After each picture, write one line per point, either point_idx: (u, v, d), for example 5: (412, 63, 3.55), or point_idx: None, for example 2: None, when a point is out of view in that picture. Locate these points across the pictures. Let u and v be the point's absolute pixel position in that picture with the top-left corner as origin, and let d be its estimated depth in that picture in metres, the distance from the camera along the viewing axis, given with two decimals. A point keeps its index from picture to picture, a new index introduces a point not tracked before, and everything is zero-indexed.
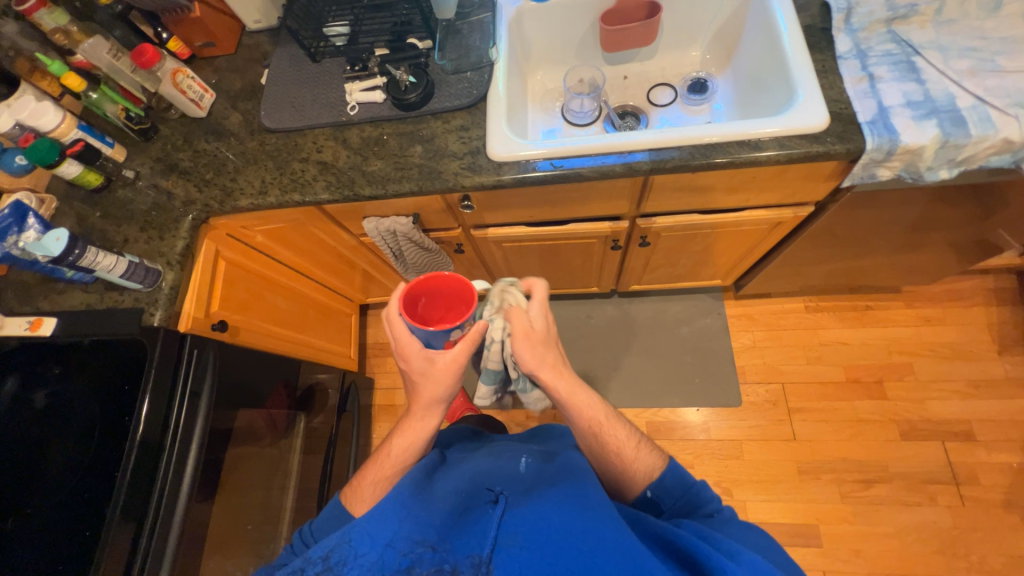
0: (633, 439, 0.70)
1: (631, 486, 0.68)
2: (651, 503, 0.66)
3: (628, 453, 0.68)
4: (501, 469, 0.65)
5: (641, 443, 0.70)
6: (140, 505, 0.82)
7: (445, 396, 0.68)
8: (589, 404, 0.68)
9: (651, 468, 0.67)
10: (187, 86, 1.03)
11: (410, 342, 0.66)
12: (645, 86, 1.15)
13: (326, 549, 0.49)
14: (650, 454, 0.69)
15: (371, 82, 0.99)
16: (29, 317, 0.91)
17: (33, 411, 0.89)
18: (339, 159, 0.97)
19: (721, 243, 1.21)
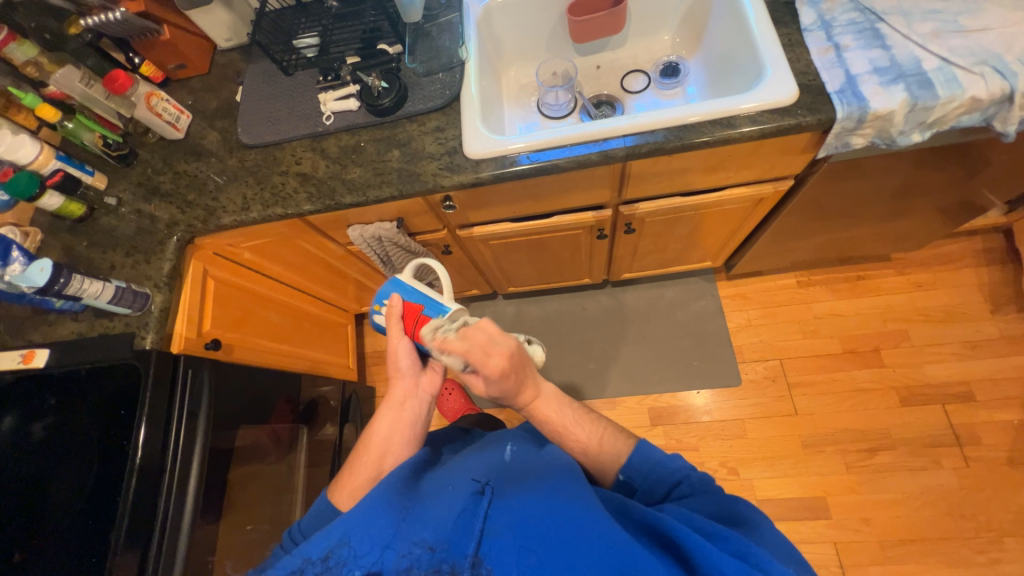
0: (598, 433, 0.73)
1: (604, 473, 0.70)
2: (624, 485, 0.69)
3: (593, 447, 0.71)
4: (491, 459, 0.65)
5: (609, 430, 0.73)
6: (144, 527, 0.82)
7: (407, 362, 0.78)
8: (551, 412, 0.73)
9: (617, 454, 0.70)
10: (162, 109, 1.04)
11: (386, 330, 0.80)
12: (618, 74, 1.15)
13: (320, 547, 0.51)
14: (617, 440, 0.72)
15: (344, 90, 1.00)
16: (20, 349, 0.93)
17: (32, 443, 0.89)
18: (318, 170, 0.98)
19: (706, 224, 1.22)
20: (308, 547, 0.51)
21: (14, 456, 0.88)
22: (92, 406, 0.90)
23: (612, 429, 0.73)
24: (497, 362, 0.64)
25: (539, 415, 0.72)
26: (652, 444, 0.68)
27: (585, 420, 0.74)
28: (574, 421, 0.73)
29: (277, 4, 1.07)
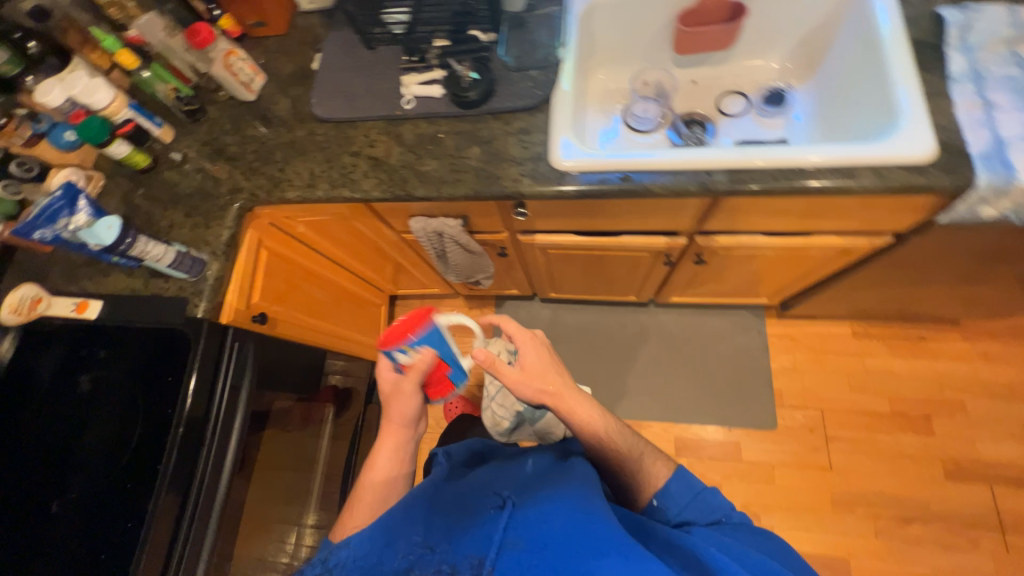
0: (638, 448, 0.76)
1: (638, 494, 0.73)
2: (657, 510, 0.71)
3: (631, 461, 0.75)
4: (506, 475, 0.70)
5: (650, 451, 0.77)
6: (182, 495, 0.81)
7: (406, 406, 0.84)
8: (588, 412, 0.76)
9: (656, 475, 0.73)
10: (238, 69, 1.00)
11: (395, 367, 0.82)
12: (715, 93, 1.07)
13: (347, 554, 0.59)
14: (658, 463, 0.75)
15: (429, 75, 0.94)
16: (75, 298, 0.93)
17: (77, 394, 0.88)
18: (392, 157, 0.93)
19: (779, 265, 1.14)
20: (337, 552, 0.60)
21: (56, 405, 0.87)
22: (136, 366, 0.88)
23: (651, 449, 0.77)
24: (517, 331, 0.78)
25: (579, 417, 0.75)
26: (694, 473, 0.71)
27: (619, 432, 0.77)
28: (611, 431, 0.76)
29: None
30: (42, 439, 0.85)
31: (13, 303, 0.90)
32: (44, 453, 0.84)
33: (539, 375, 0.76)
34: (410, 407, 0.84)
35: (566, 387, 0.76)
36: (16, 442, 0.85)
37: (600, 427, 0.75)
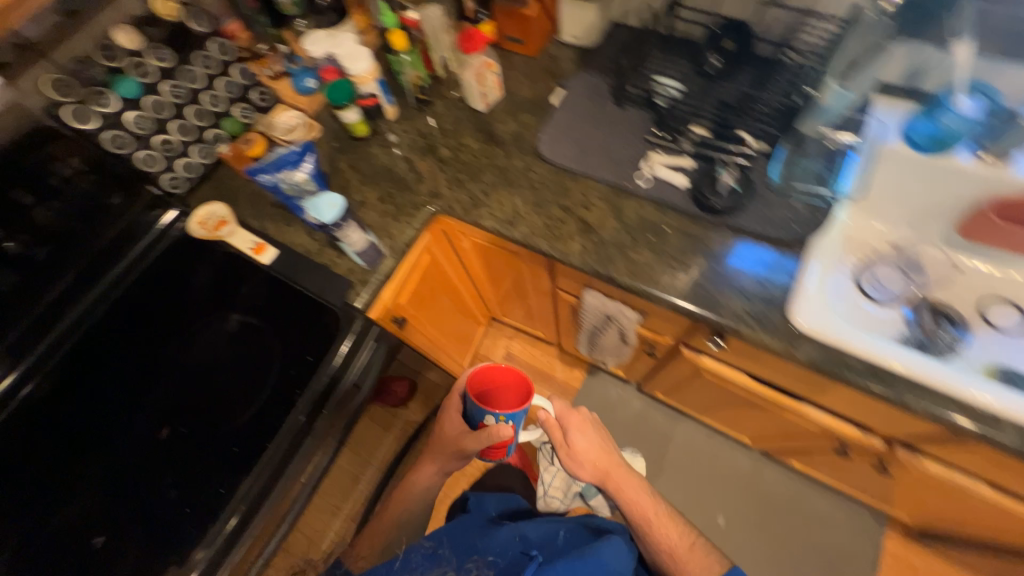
0: (686, 540, 0.85)
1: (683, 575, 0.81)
2: None
3: (679, 551, 0.83)
4: (543, 539, 0.93)
5: (698, 542, 0.85)
6: (261, 488, 0.75)
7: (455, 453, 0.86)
8: (637, 497, 0.87)
9: (704, 567, 0.81)
10: (486, 81, 0.98)
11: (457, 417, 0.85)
12: (982, 292, 0.88)
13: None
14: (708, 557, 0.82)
15: (678, 161, 0.86)
16: (255, 238, 0.94)
17: (224, 331, 0.88)
18: (605, 229, 0.85)
19: (976, 513, 0.93)
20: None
21: (199, 327, 0.88)
22: (284, 326, 0.87)
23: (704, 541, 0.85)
24: (576, 416, 0.88)
25: (627, 497, 0.87)
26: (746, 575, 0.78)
27: (666, 518, 0.87)
28: (662, 517, 0.87)
29: (655, 50, 1.00)
30: (179, 360, 0.86)
31: (203, 217, 0.94)
32: (172, 367, 0.85)
33: (592, 457, 0.87)
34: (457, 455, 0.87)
35: (616, 470, 0.88)
36: (153, 343, 0.87)
37: (649, 510, 0.87)
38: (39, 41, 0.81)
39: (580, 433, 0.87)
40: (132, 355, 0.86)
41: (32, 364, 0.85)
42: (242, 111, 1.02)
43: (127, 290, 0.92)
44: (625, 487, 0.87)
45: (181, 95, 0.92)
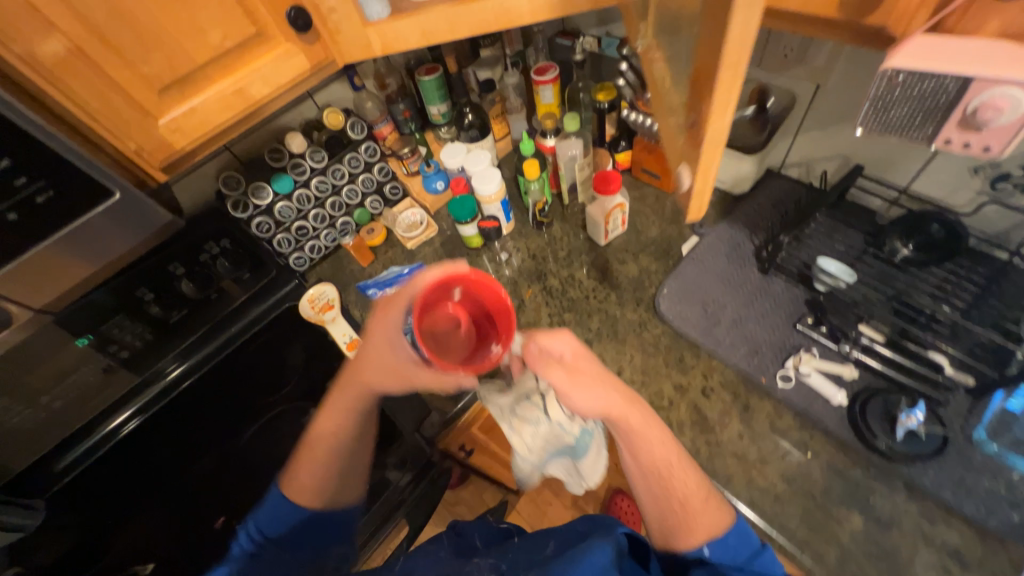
0: (702, 488, 0.54)
1: (683, 534, 0.52)
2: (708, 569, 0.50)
3: (693, 507, 0.52)
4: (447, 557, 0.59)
5: (710, 500, 0.54)
6: None
7: (382, 376, 0.54)
8: (660, 443, 0.54)
9: (716, 522, 0.52)
10: (613, 219, 0.91)
11: (405, 352, 0.52)
12: None
13: (270, 526, 0.56)
14: (717, 510, 0.53)
15: (835, 369, 0.70)
16: (352, 333, 0.92)
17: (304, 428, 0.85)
18: (726, 432, 0.70)
19: None
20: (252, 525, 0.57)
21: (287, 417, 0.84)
22: None
23: (716, 498, 0.54)
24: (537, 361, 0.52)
25: (639, 450, 0.54)
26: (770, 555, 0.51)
27: (685, 463, 0.56)
28: (680, 461, 0.55)
29: (823, 214, 0.84)
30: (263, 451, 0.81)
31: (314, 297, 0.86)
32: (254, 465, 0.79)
33: (596, 391, 0.52)
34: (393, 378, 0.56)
35: (628, 410, 0.53)
36: (240, 416, 0.79)
37: (672, 453, 0.55)
38: (229, 140, 0.92)
39: (567, 357, 0.54)
40: (220, 417, 0.77)
41: (198, 359, 0.77)
42: (373, 202, 1.08)
43: (258, 345, 0.82)
44: (639, 430, 0.54)
45: (324, 189, 0.98)
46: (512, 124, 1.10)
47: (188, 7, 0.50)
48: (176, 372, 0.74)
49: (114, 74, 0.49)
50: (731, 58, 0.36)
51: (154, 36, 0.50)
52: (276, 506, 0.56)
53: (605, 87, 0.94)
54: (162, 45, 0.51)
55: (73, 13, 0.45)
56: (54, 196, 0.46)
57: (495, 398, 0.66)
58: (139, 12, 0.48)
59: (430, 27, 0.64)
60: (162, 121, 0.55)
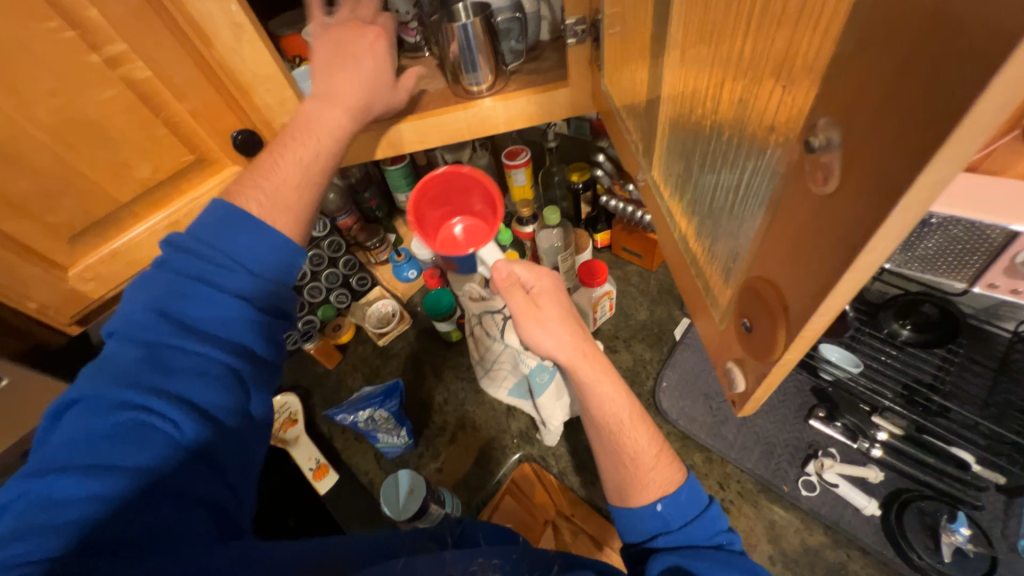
0: (659, 444, 0.51)
1: (637, 491, 0.49)
2: (654, 520, 0.47)
3: (644, 461, 0.49)
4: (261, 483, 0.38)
5: (662, 448, 0.51)
6: None
7: (342, 105, 0.50)
8: (613, 398, 0.51)
9: (665, 477, 0.49)
10: (600, 307, 0.85)
11: (364, 63, 0.51)
12: None
13: (206, 286, 0.41)
14: (669, 465, 0.50)
15: (860, 472, 0.65)
16: (321, 457, 0.81)
17: None
18: (755, 557, 0.63)
19: None
20: (174, 258, 0.42)
21: None
22: None
23: (662, 452, 0.51)
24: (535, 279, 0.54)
25: (597, 394, 0.50)
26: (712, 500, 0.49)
27: (640, 419, 0.52)
28: (632, 414, 0.51)
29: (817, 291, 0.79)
30: None
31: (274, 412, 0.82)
32: None
33: (559, 328, 0.51)
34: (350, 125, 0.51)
35: (579, 352, 0.51)
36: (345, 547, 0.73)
37: (625, 410, 0.51)
38: None
39: (537, 292, 0.53)
40: None
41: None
42: (339, 296, 0.98)
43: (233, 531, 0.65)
44: (602, 376, 0.51)
45: None
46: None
47: (111, 145, 0.43)
48: None
49: (7, 229, 0.40)
50: (914, 203, 0.15)
51: (62, 180, 0.41)
52: (227, 223, 0.43)
53: (578, 164, 0.88)
54: (73, 189, 0.42)
55: None
56: None
57: (472, 308, 0.77)
58: (46, 158, 0.40)
59: (396, 137, 0.57)
60: (72, 271, 0.45)
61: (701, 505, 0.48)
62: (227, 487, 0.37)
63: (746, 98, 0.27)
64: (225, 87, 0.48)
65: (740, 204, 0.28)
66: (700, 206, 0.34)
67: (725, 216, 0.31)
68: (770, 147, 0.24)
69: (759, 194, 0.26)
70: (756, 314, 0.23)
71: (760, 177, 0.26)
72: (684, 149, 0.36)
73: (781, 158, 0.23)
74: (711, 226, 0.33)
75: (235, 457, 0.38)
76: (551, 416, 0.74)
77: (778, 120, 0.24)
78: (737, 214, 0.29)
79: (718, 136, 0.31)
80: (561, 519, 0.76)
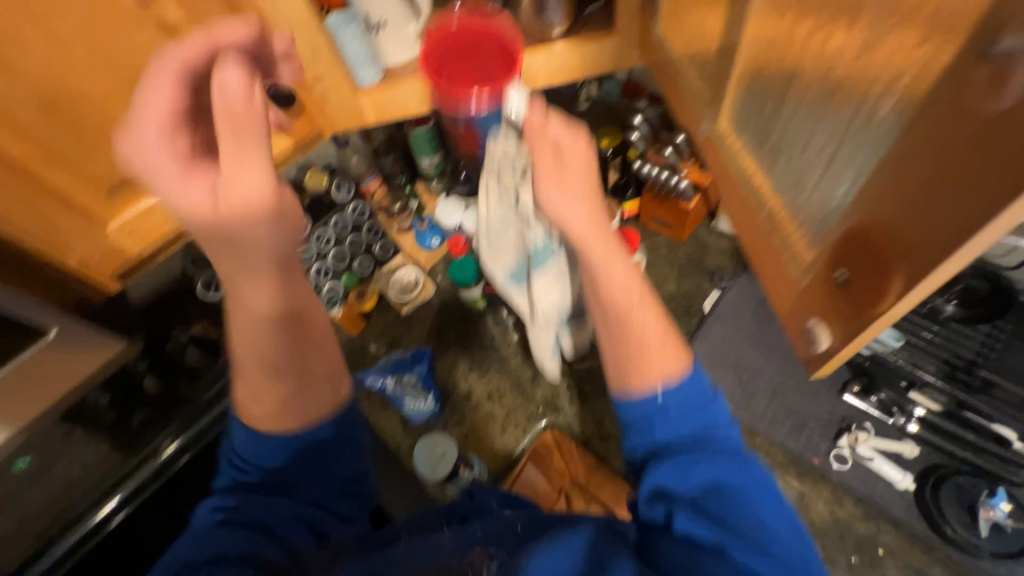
0: (668, 330, 0.40)
1: (632, 371, 0.38)
2: (650, 418, 0.37)
3: (647, 341, 0.39)
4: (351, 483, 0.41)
5: (673, 344, 0.39)
6: None
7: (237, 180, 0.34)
8: (624, 270, 0.40)
9: (673, 370, 0.38)
10: None
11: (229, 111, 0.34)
12: None
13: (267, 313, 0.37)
14: (673, 354, 0.39)
15: (896, 447, 0.65)
16: None
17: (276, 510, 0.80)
18: None
19: None
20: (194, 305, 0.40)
21: None
22: None
23: (671, 345, 0.39)
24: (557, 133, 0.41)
25: (606, 259, 0.40)
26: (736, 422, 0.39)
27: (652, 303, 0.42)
28: (644, 297, 0.41)
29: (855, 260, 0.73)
30: None
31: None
32: None
33: (583, 198, 0.41)
34: (262, 201, 0.34)
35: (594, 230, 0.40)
36: None
37: (626, 284, 0.40)
38: None
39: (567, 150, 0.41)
40: None
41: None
42: (362, 263, 0.95)
43: None
44: (612, 245, 0.41)
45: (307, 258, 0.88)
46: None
47: (147, 95, 0.41)
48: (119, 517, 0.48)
49: (46, 177, 0.40)
50: None
51: (99, 128, 0.40)
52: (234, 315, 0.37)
53: (612, 129, 0.84)
54: (108, 138, 0.41)
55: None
56: None
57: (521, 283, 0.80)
58: (80, 104, 0.39)
59: (430, 94, 0.56)
60: (111, 226, 0.45)
61: (711, 407, 0.38)
62: (317, 523, 0.37)
63: (848, 52, 0.28)
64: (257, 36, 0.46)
65: (844, 155, 0.30)
66: (780, 160, 0.36)
67: (819, 168, 0.33)
68: (885, 103, 0.26)
69: (874, 146, 0.28)
70: (873, 279, 0.28)
71: (890, 110, 0.26)
72: (774, 97, 0.35)
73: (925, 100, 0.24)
74: (796, 180, 0.34)
75: (325, 493, 0.38)
76: (539, 298, 0.63)
77: (897, 71, 0.25)
78: (839, 165, 0.31)
79: (808, 94, 0.32)
80: (574, 489, 0.77)
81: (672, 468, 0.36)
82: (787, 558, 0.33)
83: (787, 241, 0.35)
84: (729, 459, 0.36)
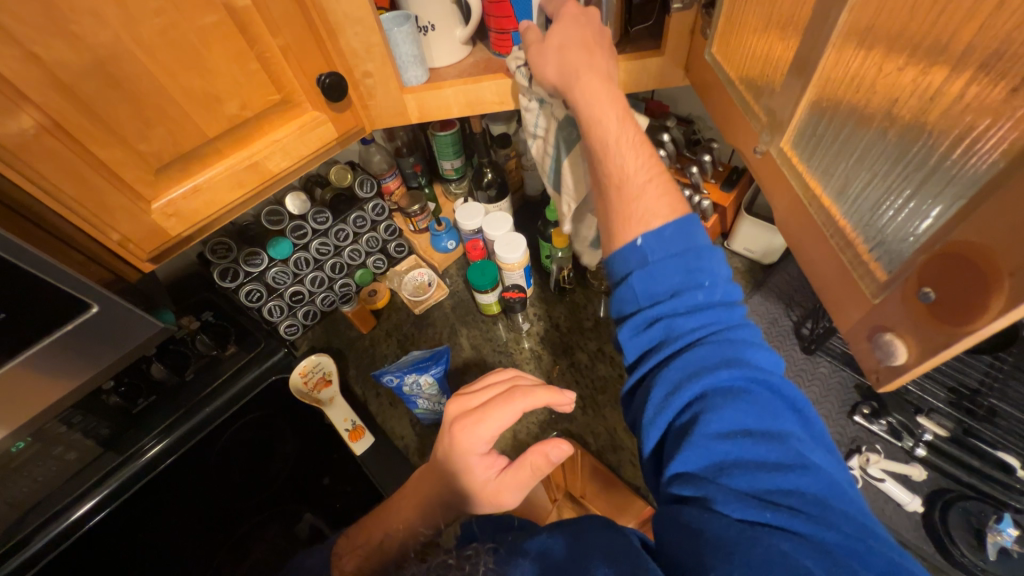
0: (655, 175, 0.48)
1: (623, 226, 0.46)
2: (635, 254, 0.44)
3: (631, 186, 0.47)
4: None
5: (665, 186, 0.47)
6: None
7: None
8: (609, 120, 0.49)
9: (653, 211, 0.45)
10: None
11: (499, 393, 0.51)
12: None
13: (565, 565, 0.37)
14: (667, 200, 0.46)
15: (907, 470, 0.66)
16: (356, 418, 0.79)
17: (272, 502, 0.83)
18: None
19: None
20: None
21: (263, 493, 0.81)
22: None
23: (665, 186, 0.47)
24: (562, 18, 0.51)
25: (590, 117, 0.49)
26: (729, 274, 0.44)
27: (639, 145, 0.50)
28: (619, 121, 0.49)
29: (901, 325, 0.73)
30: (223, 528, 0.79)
31: (306, 371, 0.79)
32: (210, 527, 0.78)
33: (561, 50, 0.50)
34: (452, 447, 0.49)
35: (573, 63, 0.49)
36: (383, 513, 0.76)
37: (611, 133, 0.49)
38: None
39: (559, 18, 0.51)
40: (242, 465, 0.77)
41: (181, 435, 0.69)
42: (376, 262, 0.96)
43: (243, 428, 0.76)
44: (596, 104, 0.49)
45: (324, 252, 0.87)
46: (527, 179, 1.01)
47: (210, 79, 0.41)
48: (81, 511, 0.63)
49: (98, 152, 0.39)
50: None
51: (158, 108, 0.40)
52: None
53: None
54: (166, 119, 0.41)
55: (59, 89, 0.35)
56: (5, 317, 0.39)
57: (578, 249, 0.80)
58: (145, 82, 0.38)
59: (476, 97, 0.57)
60: (155, 205, 0.44)
61: (698, 282, 0.42)
62: None
63: (948, 83, 0.26)
64: (317, 28, 0.46)
65: (932, 188, 0.27)
66: (854, 188, 0.33)
67: (900, 199, 0.29)
68: (991, 136, 0.24)
69: (966, 183, 0.25)
70: (948, 287, 0.24)
71: (954, 155, 0.26)
72: (835, 131, 0.34)
73: (995, 152, 0.23)
74: (869, 212, 0.31)
75: None
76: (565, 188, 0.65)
77: (1004, 108, 0.23)
78: (925, 197, 0.28)
79: (897, 119, 0.29)
80: (567, 500, 0.77)
81: (670, 383, 0.40)
82: (787, 459, 0.35)
83: (853, 270, 0.31)
84: (729, 366, 0.39)
